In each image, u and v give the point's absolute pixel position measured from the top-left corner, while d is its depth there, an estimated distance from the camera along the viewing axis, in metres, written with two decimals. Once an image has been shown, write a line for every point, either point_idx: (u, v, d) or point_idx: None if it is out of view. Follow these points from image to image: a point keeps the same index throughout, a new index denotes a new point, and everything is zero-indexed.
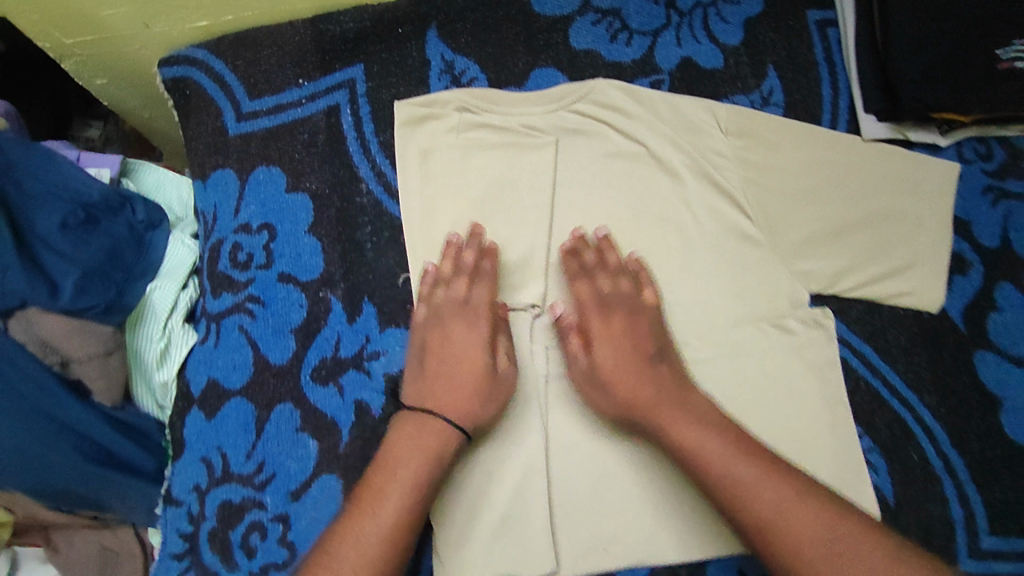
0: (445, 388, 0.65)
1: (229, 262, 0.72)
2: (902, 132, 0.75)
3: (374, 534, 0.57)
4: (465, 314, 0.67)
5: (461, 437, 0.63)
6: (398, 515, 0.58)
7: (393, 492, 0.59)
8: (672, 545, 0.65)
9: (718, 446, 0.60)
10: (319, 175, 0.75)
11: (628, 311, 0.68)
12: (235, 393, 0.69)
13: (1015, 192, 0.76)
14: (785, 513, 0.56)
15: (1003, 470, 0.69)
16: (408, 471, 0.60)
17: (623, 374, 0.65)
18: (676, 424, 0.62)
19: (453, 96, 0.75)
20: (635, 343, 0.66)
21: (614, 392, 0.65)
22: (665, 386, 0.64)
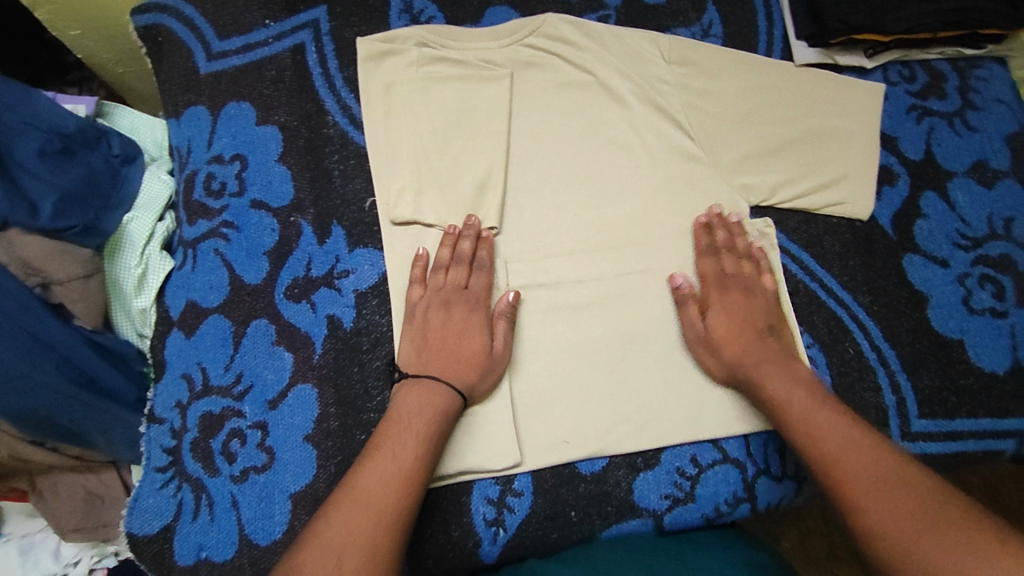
0: (449, 362, 0.66)
1: (204, 191, 0.76)
2: (830, 56, 0.82)
3: (398, 473, 0.58)
4: (463, 297, 0.69)
5: (462, 401, 0.65)
6: (417, 459, 0.60)
7: (410, 438, 0.61)
8: (632, 439, 0.69)
9: (800, 399, 0.63)
10: (287, 108, 0.79)
11: (742, 289, 0.72)
12: (213, 312, 0.71)
13: (937, 109, 0.82)
14: (843, 457, 0.57)
15: (931, 360, 0.73)
16: (420, 423, 0.62)
17: (730, 339, 0.68)
18: (772, 378, 0.65)
19: (413, 32, 0.80)
20: (746, 315, 0.70)
21: (725, 355, 0.68)
22: (772, 352, 0.68)
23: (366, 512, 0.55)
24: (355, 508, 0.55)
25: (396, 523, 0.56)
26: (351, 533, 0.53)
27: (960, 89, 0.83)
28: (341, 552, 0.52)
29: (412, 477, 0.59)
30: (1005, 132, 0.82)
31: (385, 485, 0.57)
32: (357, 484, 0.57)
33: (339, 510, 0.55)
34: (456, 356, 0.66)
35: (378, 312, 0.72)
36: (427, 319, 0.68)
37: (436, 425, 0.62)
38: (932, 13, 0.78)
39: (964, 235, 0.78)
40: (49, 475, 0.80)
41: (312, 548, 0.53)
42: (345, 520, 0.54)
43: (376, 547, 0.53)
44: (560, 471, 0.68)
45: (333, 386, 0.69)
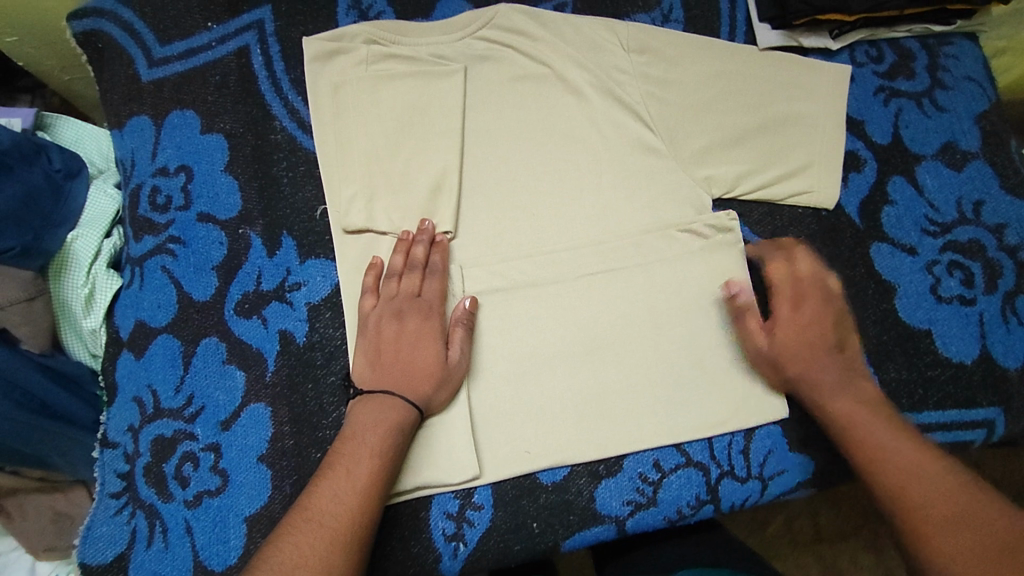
0: (402, 375, 0.64)
1: (149, 205, 0.73)
2: (795, 38, 0.79)
3: (353, 491, 0.58)
4: (416, 305, 0.67)
5: (419, 413, 0.64)
6: (371, 477, 0.59)
7: (367, 453, 0.60)
8: (592, 445, 0.68)
9: (869, 423, 0.62)
10: (232, 115, 0.75)
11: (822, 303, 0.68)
12: (161, 331, 0.70)
13: (905, 90, 0.80)
14: (909, 490, 0.57)
15: (898, 352, 0.72)
16: (376, 438, 0.61)
17: (800, 358, 0.66)
18: (836, 396, 0.64)
19: (361, 28, 0.76)
20: (818, 330, 0.67)
21: (791, 368, 0.66)
22: (841, 372, 0.65)
23: (319, 535, 0.55)
24: (306, 531, 0.55)
25: (350, 544, 0.55)
26: (302, 557, 0.53)
27: (929, 68, 0.80)
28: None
29: (367, 495, 0.58)
30: (975, 111, 0.80)
31: (338, 506, 0.57)
32: (310, 507, 0.56)
33: (291, 533, 0.55)
34: (409, 368, 0.65)
35: (331, 325, 0.71)
36: (381, 328, 0.66)
37: (392, 438, 0.62)
38: None
39: (932, 221, 0.76)
40: (16, 498, 0.79)
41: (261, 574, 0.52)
42: (297, 544, 0.54)
43: (328, 568, 0.53)
44: (520, 482, 0.67)
45: (287, 404, 0.69)
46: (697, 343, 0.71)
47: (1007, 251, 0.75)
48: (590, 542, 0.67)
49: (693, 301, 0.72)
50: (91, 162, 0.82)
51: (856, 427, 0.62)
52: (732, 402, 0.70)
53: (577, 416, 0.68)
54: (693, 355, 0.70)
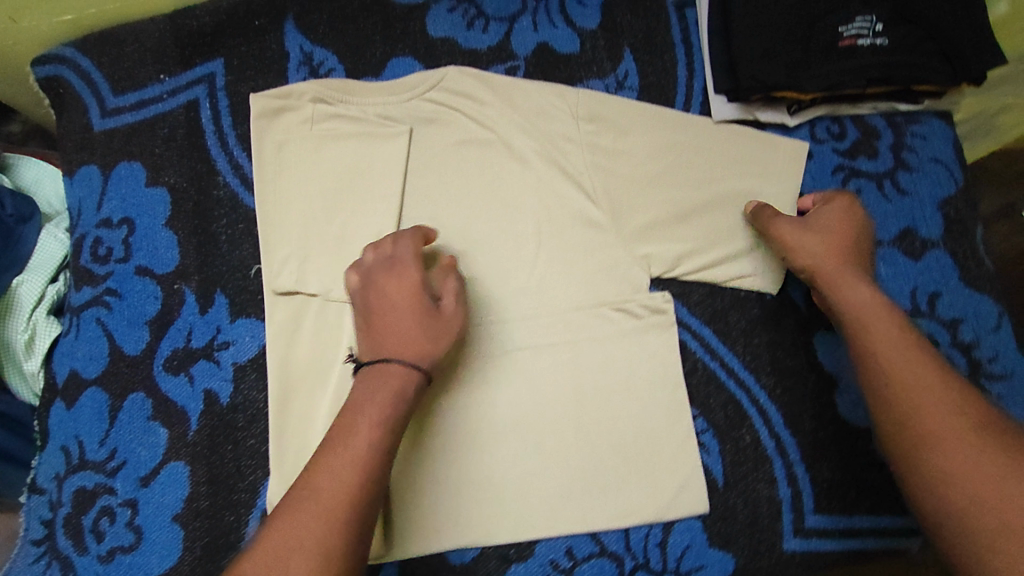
0: (394, 344, 0.62)
1: (90, 256, 0.74)
2: (750, 112, 0.76)
3: (351, 468, 0.55)
4: (404, 265, 0.65)
5: (425, 376, 0.62)
6: (368, 450, 0.56)
7: (367, 427, 0.57)
8: (504, 526, 0.67)
9: (884, 329, 0.61)
10: (177, 169, 0.76)
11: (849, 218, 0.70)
12: (91, 384, 0.72)
13: (865, 170, 0.77)
14: (909, 390, 0.57)
15: (833, 449, 0.70)
16: (378, 404, 0.58)
17: (832, 236, 0.68)
18: (854, 287, 0.65)
19: (308, 87, 0.76)
20: (843, 237, 0.68)
21: (818, 244, 0.68)
22: (857, 273, 0.66)
23: (316, 516, 0.52)
24: (300, 514, 0.52)
25: (349, 522, 0.53)
26: (297, 540, 0.51)
27: (893, 147, 0.77)
28: (287, 560, 0.50)
29: (367, 471, 0.55)
30: (939, 198, 0.76)
31: (336, 485, 0.54)
32: (308, 487, 0.54)
33: (290, 516, 0.52)
34: (401, 332, 0.62)
35: (255, 387, 0.72)
36: (372, 298, 0.64)
37: (396, 406, 0.59)
38: (855, 71, 0.72)
39: None
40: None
41: (257, 558, 0.51)
42: (294, 528, 0.52)
43: (326, 552, 0.51)
44: (429, 559, 0.67)
45: (205, 463, 0.70)
46: (621, 428, 0.69)
47: (960, 348, 0.72)
48: None
49: (621, 385, 0.70)
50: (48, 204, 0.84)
51: (872, 322, 0.62)
52: (651, 492, 0.68)
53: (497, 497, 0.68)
54: (615, 441, 0.69)
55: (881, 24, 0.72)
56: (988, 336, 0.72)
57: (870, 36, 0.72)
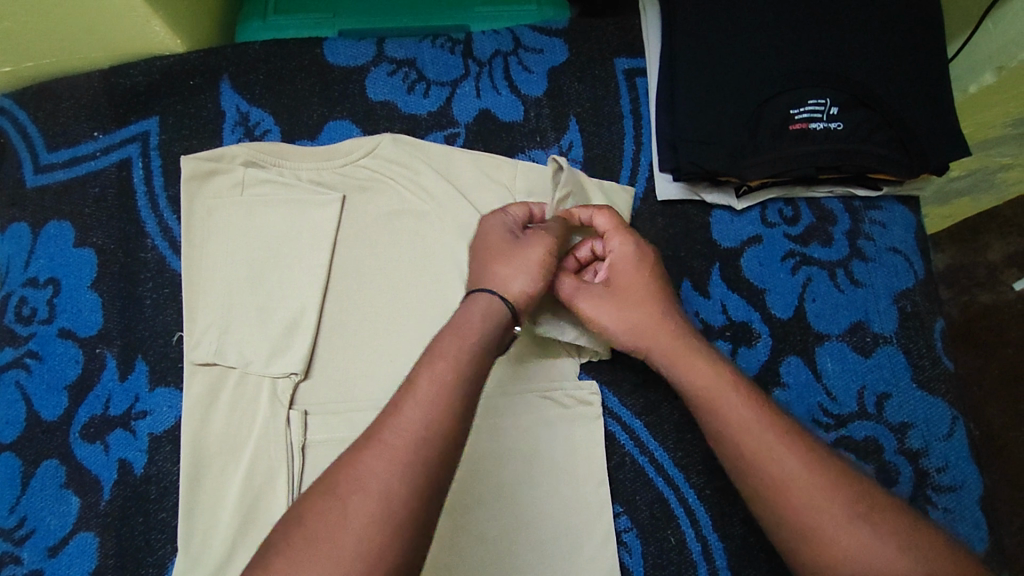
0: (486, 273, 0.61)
1: (14, 316, 0.73)
2: (696, 193, 0.73)
3: (419, 406, 0.50)
4: (498, 217, 0.65)
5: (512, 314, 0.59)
6: (440, 384, 0.51)
7: (442, 366, 0.52)
8: None
9: (737, 409, 0.54)
10: (106, 230, 0.75)
11: (646, 263, 0.63)
12: (4, 449, 0.70)
13: (817, 257, 0.73)
14: (782, 481, 0.50)
15: (763, 558, 0.66)
16: (451, 343, 0.54)
17: (638, 304, 0.62)
18: (691, 363, 0.58)
19: (241, 150, 0.75)
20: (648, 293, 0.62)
21: (627, 323, 0.62)
22: (678, 336, 0.60)
23: (380, 456, 0.47)
24: (368, 449, 0.48)
25: (415, 466, 0.47)
26: (361, 479, 0.46)
27: (849, 234, 0.73)
28: (347, 500, 0.46)
29: (435, 413, 0.49)
30: (895, 289, 0.72)
31: (405, 426, 0.48)
32: (373, 427, 0.49)
33: (354, 455, 0.48)
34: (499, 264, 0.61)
35: (169, 459, 0.70)
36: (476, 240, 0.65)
37: (471, 346, 0.54)
38: (804, 157, 0.68)
39: (827, 412, 0.69)
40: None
41: (318, 496, 0.47)
42: (358, 467, 0.47)
43: (389, 495, 0.46)
44: None
45: (115, 536, 0.68)
46: (561, 512, 0.66)
47: (907, 455, 0.67)
48: None
49: (562, 470, 0.67)
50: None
51: (719, 402, 0.55)
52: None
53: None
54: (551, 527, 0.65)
55: (837, 107, 0.69)
56: (939, 443, 0.68)
57: (824, 119, 0.69)
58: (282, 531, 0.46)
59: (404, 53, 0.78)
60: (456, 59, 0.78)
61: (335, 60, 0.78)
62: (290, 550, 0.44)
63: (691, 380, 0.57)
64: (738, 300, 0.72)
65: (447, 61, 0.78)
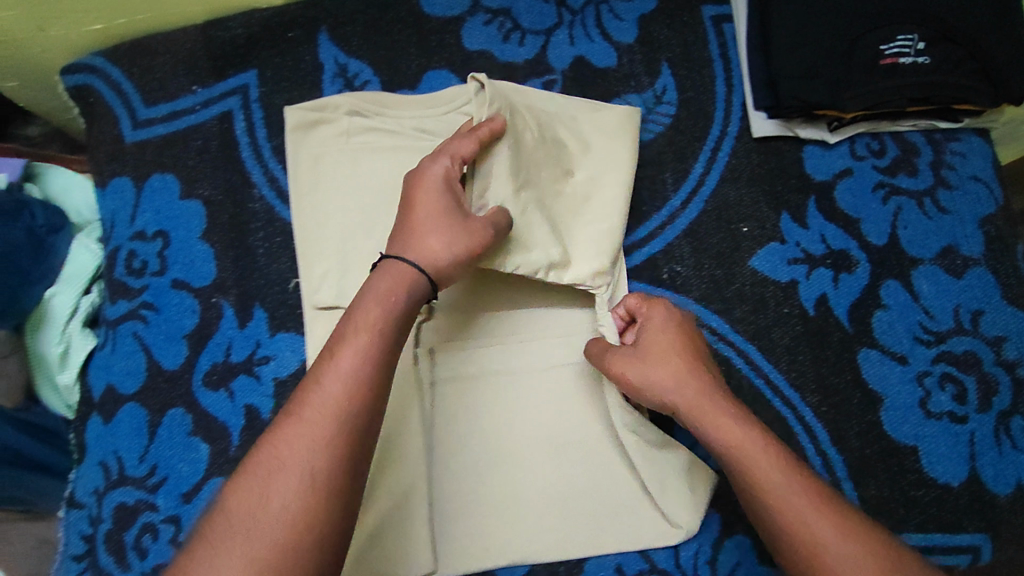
0: (410, 238, 0.59)
1: (125, 269, 0.73)
2: (791, 129, 0.77)
3: (336, 379, 0.51)
4: (442, 161, 0.62)
5: (428, 284, 0.58)
6: (357, 355, 0.52)
7: (361, 339, 0.53)
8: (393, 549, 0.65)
9: (765, 461, 0.55)
10: (212, 181, 0.75)
11: (674, 329, 0.63)
12: (129, 399, 0.71)
13: (905, 187, 0.77)
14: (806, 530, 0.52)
15: (880, 467, 0.69)
16: (373, 313, 0.54)
17: (666, 369, 0.60)
18: (722, 422, 0.57)
19: (344, 99, 0.76)
20: (680, 353, 0.61)
21: (655, 384, 0.60)
22: (715, 398, 0.59)
23: (302, 432, 0.49)
24: (289, 428, 0.49)
25: (339, 442, 0.49)
26: (283, 459, 0.48)
27: (933, 165, 0.77)
28: (269, 479, 0.47)
29: (356, 384, 0.51)
30: (979, 215, 0.76)
31: (326, 403, 0.50)
32: (295, 401, 0.51)
33: (276, 434, 0.49)
34: (418, 234, 0.59)
35: None
36: (403, 202, 0.61)
37: (390, 312, 0.55)
38: (897, 89, 0.72)
39: (926, 330, 0.73)
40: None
41: (242, 477, 0.48)
42: (280, 444, 0.48)
43: (310, 470, 0.48)
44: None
45: None
46: (571, 420, 0.70)
47: (1004, 366, 0.72)
48: None
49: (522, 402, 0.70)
50: (43, 105, 0.90)
51: (754, 461, 0.55)
52: (634, 473, 0.69)
53: (559, 507, 0.68)
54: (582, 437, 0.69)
55: (924, 43, 0.72)
56: None
57: (912, 54, 0.72)
58: (211, 513, 0.47)
59: (500, 3, 0.80)
60: (550, 8, 0.80)
61: (431, 11, 0.80)
62: (216, 534, 0.46)
63: (725, 439, 0.57)
64: (835, 230, 0.75)
65: (541, 10, 0.80)
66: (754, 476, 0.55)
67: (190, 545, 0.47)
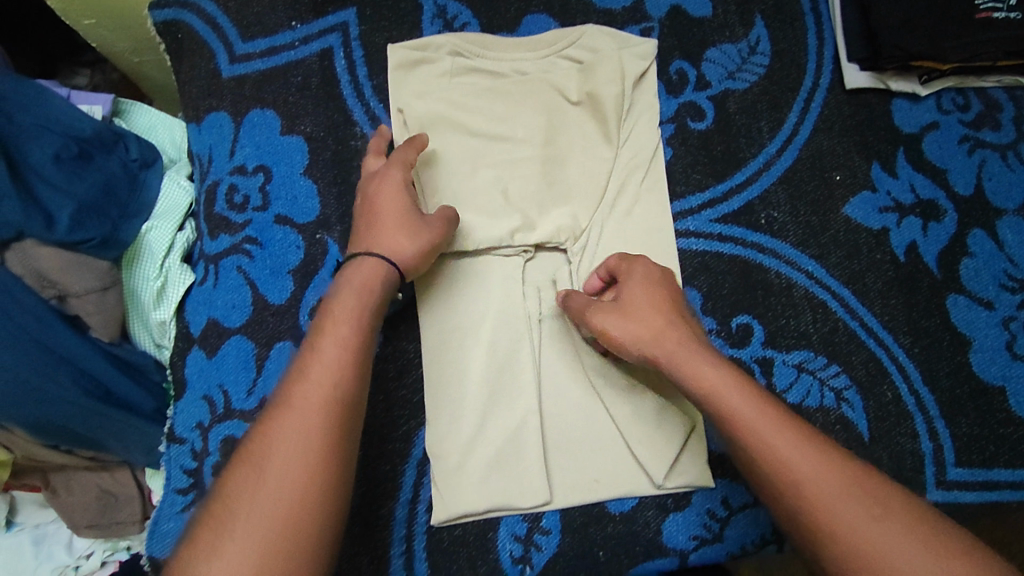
0: (371, 235, 0.63)
1: (226, 203, 0.73)
2: (884, 81, 0.79)
3: (322, 367, 0.54)
4: (391, 164, 0.66)
5: (398, 276, 0.62)
6: (339, 343, 0.55)
7: (340, 328, 0.56)
8: (495, 489, 0.67)
9: (742, 402, 0.55)
10: (313, 118, 0.75)
11: (650, 282, 0.64)
12: (235, 332, 0.70)
13: (990, 141, 0.79)
14: (786, 468, 0.52)
15: (970, 406, 0.72)
16: (350, 304, 0.58)
17: (639, 321, 0.61)
18: (694, 365, 0.58)
19: (447, 39, 0.76)
20: (659, 305, 0.62)
21: (630, 335, 0.61)
22: (694, 347, 0.60)
23: (293, 416, 0.51)
24: (279, 413, 0.52)
25: (330, 420, 0.52)
26: (277, 441, 0.50)
27: (1014, 120, 0.80)
28: (264, 463, 0.50)
29: (340, 367, 0.54)
30: None
31: (314, 386, 0.53)
32: (283, 392, 0.53)
33: (268, 422, 0.52)
34: (380, 231, 0.63)
35: (405, 338, 0.70)
36: (363, 203, 0.65)
37: (368, 301, 0.59)
38: (993, 42, 0.74)
39: (1011, 277, 0.75)
40: (64, 472, 0.80)
41: (237, 465, 0.50)
42: (272, 431, 0.51)
43: (306, 449, 0.50)
44: (588, 510, 0.68)
45: None
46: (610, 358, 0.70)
47: None
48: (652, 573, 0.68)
49: (553, 345, 0.71)
50: (113, 48, 0.86)
51: (731, 402, 0.56)
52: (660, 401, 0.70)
53: (612, 442, 0.69)
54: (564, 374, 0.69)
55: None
56: None
57: (1005, 9, 0.74)
58: (209, 501, 0.49)
59: None
60: None
61: None
62: (215, 516, 0.48)
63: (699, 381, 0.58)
64: (924, 180, 0.77)
65: None
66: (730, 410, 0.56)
67: (188, 535, 0.48)
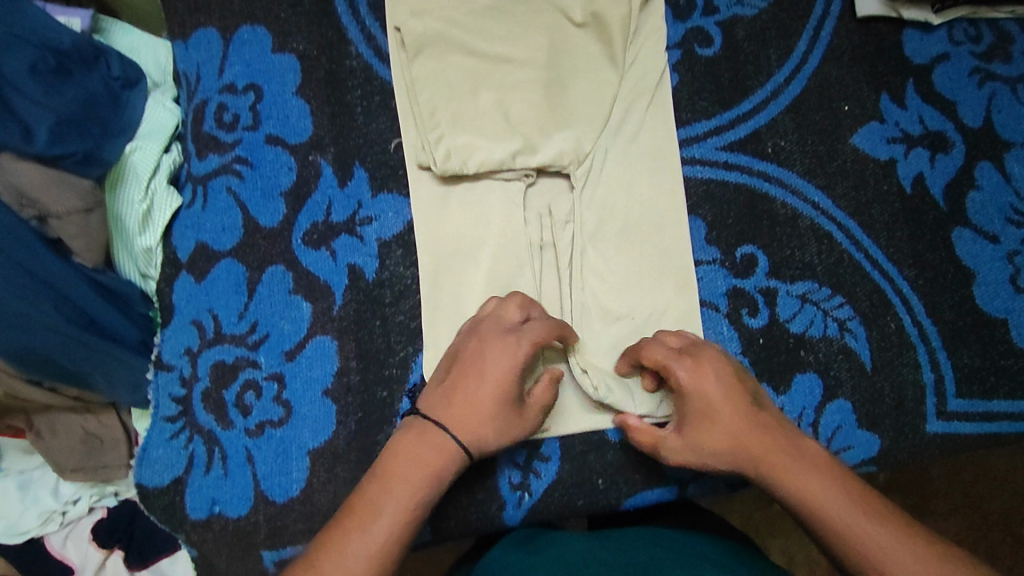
0: (459, 407, 0.57)
1: (215, 123, 0.70)
2: (895, 9, 0.76)
3: (363, 553, 0.50)
4: (521, 347, 0.59)
5: (465, 462, 0.57)
6: (388, 529, 0.52)
7: (388, 508, 0.53)
8: None
9: (841, 510, 0.53)
10: (305, 36, 0.72)
11: (724, 381, 0.60)
12: (226, 255, 0.68)
13: (1001, 74, 0.77)
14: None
15: (972, 338, 0.71)
16: (409, 479, 0.54)
17: (715, 431, 0.58)
18: (787, 475, 0.56)
19: None
20: (727, 410, 0.58)
21: (706, 446, 0.58)
22: (778, 461, 0.57)
23: None
24: None
25: None
26: None
27: None
28: None
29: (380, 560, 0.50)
30: None
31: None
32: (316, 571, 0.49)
33: None
34: (473, 409, 0.57)
35: (402, 264, 0.69)
36: (469, 363, 0.59)
37: (429, 487, 0.54)
38: None
39: (1017, 211, 0.74)
40: (47, 415, 0.72)
41: None
42: None
43: None
44: (588, 438, 0.67)
45: (354, 338, 0.67)
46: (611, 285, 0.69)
47: None
48: (650, 502, 0.67)
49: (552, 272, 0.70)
50: None
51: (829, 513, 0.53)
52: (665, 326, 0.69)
53: None
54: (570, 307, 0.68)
55: None
56: None
57: None
58: None
59: None
60: None
61: None
62: None
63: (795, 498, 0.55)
64: (933, 112, 0.76)
65: None
66: (832, 526, 0.53)
67: None
